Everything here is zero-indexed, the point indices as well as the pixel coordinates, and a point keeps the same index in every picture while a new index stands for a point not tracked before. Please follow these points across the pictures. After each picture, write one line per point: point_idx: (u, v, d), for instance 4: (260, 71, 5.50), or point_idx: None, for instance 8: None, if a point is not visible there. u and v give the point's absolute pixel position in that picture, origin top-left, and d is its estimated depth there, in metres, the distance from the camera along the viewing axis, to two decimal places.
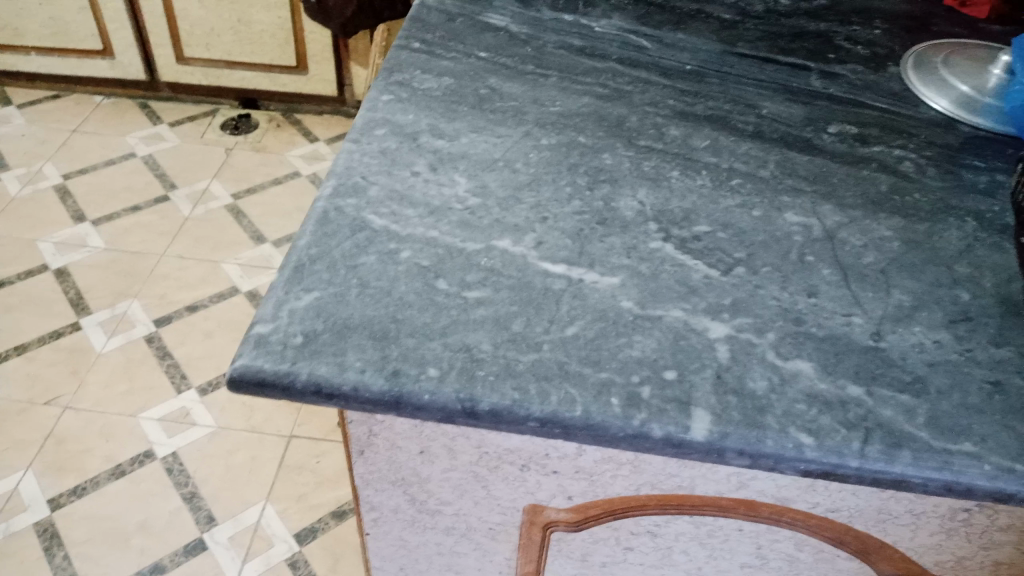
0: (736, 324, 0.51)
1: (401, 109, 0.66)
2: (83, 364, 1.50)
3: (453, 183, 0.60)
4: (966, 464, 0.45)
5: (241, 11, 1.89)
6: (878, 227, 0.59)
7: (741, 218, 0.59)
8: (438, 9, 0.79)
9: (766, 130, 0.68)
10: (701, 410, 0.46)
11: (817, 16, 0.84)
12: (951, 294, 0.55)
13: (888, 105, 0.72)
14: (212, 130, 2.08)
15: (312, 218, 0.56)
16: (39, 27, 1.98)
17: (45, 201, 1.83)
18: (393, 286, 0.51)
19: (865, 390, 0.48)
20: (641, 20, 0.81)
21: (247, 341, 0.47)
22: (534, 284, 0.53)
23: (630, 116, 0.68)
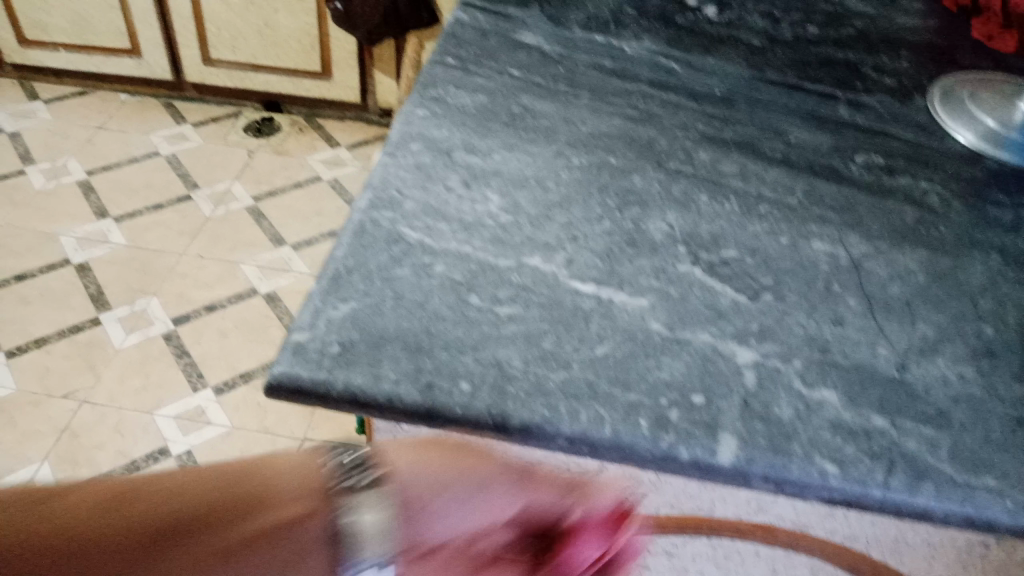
0: (763, 350, 0.52)
1: (435, 123, 0.67)
2: (100, 359, 1.51)
3: (485, 200, 0.61)
4: (987, 499, 0.46)
5: (268, 16, 1.91)
6: (904, 259, 0.60)
7: (770, 245, 0.60)
8: (472, 25, 0.81)
9: (794, 157, 0.69)
10: (728, 436, 0.47)
11: (845, 45, 0.85)
12: (974, 329, 0.56)
13: (915, 136, 0.73)
14: (235, 132, 2.10)
15: (348, 229, 0.57)
16: (68, 24, 2.01)
17: (68, 196, 1.85)
18: (427, 299, 0.53)
19: (889, 422, 0.49)
20: (671, 43, 0.82)
21: (285, 349, 0.49)
22: (564, 302, 0.54)
23: (660, 138, 0.69)
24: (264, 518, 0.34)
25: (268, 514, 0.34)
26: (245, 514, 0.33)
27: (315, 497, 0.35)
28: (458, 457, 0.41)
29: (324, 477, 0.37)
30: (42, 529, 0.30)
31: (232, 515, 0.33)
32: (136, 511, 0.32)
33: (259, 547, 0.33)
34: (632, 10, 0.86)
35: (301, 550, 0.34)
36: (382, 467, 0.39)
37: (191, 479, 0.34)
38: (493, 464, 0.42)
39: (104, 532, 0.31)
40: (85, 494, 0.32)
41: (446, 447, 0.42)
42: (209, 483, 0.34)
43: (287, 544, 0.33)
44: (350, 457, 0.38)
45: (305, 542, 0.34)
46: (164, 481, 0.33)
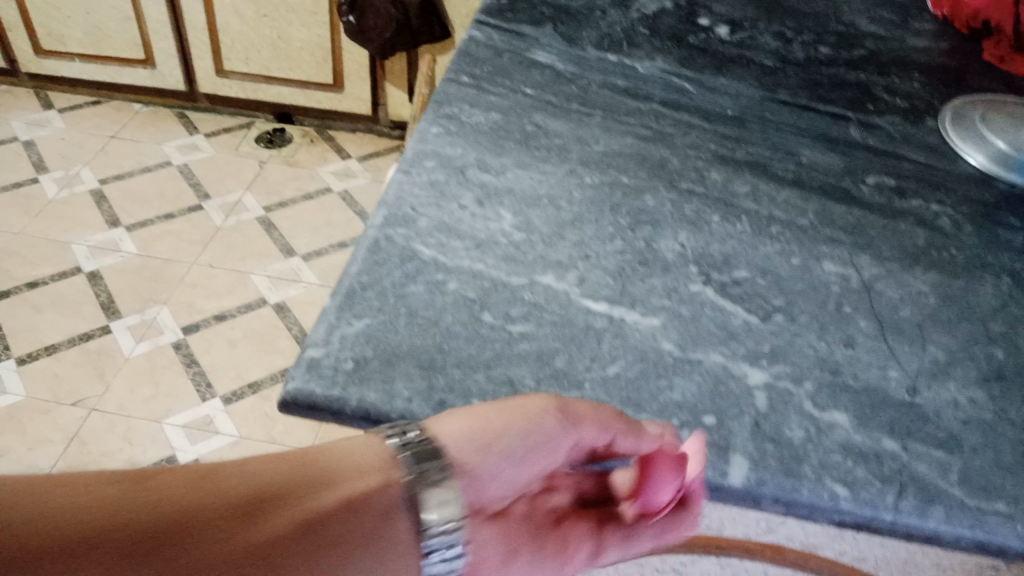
0: (774, 371, 0.52)
1: (449, 141, 0.68)
2: (110, 367, 1.52)
3: (498, 218, 0.61)
4: (998, 524, 0.46)
5: (281, 28, 1.92)
6: (915, 282, 0.60)
7: (781, 265, 0.60)
8: (486, 43, 0.81)
9: (806, 178, 0.69)
10: (739, 457, 0.47)
11: (857, 66, 0.85)
12: (985, 352, 0.56)
13: (926, 158, 0.73)
14: (247, 142, 2.12)
15: (363, 246, 0.57)
16: (84, 34, 2.03)
17: (80, 205, 1.86)
18: (441, 316, 0.53)
19: (900, 445, 0.49)
20: (683, 63, 0.82)
21: (300, 365, 0.49)
22: (576, 321, 0.54)
23: (672, 158, 0.70)
24: (327, 495, 0.42)
25: (332, 490, 0.42)
26: (309, 494, 0.42)
27: (380, 470, 0.43)
28: (501, 413, 0.45)
29: (385, 451, 0.43)
30: (155, 501, 0.39)
31: (301, 493, 0.41)
32: (224, 489, 0.40)
33: (323, 518, 0.41)
34: (645, 30, 0.87)
35: (360, 518, 0.41)
36: (429, 441, 0.43)
37: (268, 466, 0.42)
38: (533, 414, 0.45)
39: (203, 505, 0.39)
40: (185, 476, 0.41)
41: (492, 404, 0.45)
42: (282, 469, 0.42)
43: (347, 515, 0.41)
44: (397, 434, 0.43)
45: (363, 510, 0.42)
46: (246, 468, 0.42)
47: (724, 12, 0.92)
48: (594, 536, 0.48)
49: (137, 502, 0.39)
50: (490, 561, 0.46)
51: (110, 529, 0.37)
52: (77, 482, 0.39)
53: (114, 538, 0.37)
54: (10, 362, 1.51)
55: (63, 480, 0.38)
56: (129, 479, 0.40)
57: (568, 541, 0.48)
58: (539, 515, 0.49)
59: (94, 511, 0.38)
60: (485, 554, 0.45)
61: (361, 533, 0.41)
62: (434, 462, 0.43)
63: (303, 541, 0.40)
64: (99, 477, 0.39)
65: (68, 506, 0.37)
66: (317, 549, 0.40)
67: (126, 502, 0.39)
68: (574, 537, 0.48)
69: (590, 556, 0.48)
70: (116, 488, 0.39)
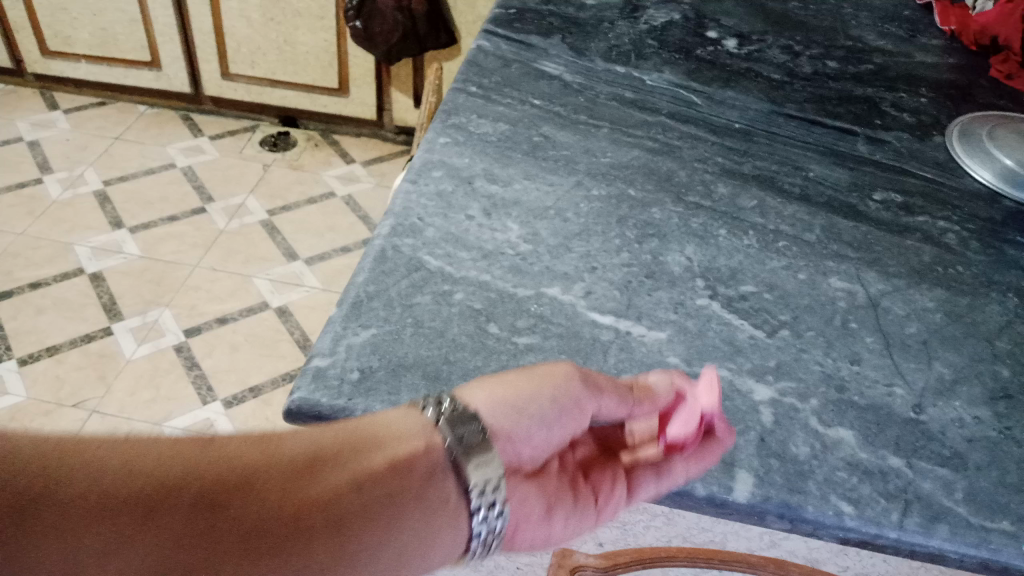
0: (780, 387, 0.52)
1: (457, 152, 0.68)
2: (111, 370, 1.52)
3: (505, 229, 0.61)
4: (1003, 543, 0.45)
5: (288, 32, 1.93)
6: (921, 298, 0.60)
7: (787, 280, 0.60)
8: (495, 53, 0.82)
9: (813, 193, 0.69)
10: (744, 472, 0.47)
11: (864, 81, 0.85)
12: (991, 370, 0.55)
13: (933, 174, 0.73)
14: (251, 145, 2.12)
15: (370, 255, 0.57)
16: (91, 36, 2.04)
17: (84, 206, 1.86)
18: (447, 327, 0.53)
19: (905, 462, 0.49)
20: (691, 75, 0.82)
21: (305, 374, 0.49)
22: (582, 333, 0.54)
23: (679, 171, 0.70)
24: (382, 455, 0.40)
25: (386, 450, 0.40)
26: (369, 452, 0.40)
27: (425, 435, 0.42)
28: (526, 377, 0.45)
29: (423, 421, 0.42)
30: (214, 461, 0.37)
31: (359, 453, 0.40)
32: (284, 449, 0.38)
33: (382, 477, 0.39)
34: (654, 42, 0.87)
35: (420, 479, 0.40)
36: (461, 407, 0.42)
37: (322, 428, 0.40)
38: (559, 378, 0.45)
39: (264, 460, 0.38)
40: (241, 440, 0.39)
41: (515, 372, 0.45)
42: (337, 431, 0.40)
43: (404, 474, 0.40)
44: (430, 404, 0.43)
45: (420, 472, 0.40)
46: (301, 430, 0.40)
47: (732, 25, 0.93)
48: (627, 481, 0.46)
49: (197, 461, 0.37)
50: (531, 519, 0.43)
51: (173, 488, 0.35)
52: (131, 442, 0.36)
53: (178, 497, 0.35)
54: (11, 363, 1.51)
55: (118, 440, 0.36)
56: (186, 440, 0.38)
57: (601, 493, 0.45)
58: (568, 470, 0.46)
59: (151, 469, 0.35)
60: (526, 513, 0.42)
61: (420, 494, 0.40)
62: (469, 426, 0.42)
63: (366, 499, 0.38)
64: (163, 436, 0.37)
65: (140, 458, 0.36)
66: (379, 508, 0.38)
67: (186, 459, 0.36)
68: (605, 486, 0.45)
69: (624, 503, 0.45)
70: (175, 446, 0.37)
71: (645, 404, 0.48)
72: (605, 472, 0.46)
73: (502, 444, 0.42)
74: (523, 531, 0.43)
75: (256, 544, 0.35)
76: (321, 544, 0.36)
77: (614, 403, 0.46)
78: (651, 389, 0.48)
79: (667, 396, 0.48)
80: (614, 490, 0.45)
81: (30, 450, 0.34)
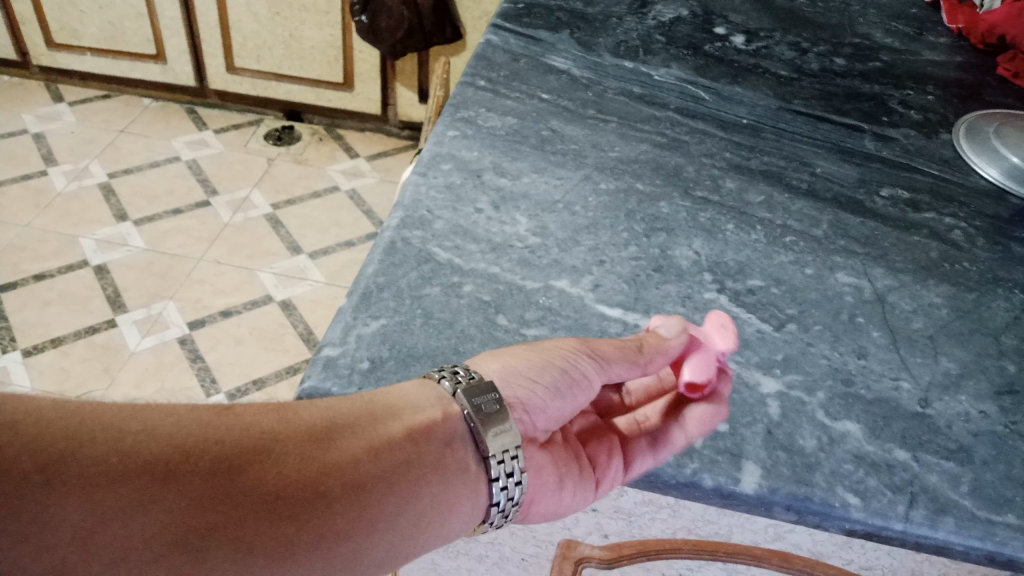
0: (788, 380, 0.53)
1: (465, 145, 0.69)
2: (116, 362, 1.52)
3: (514, 222, 0.62)
4: (1009, 536, 0.46)
5: (294, 27, 1.93)
6: (927, 294, 0.61)
7: (795, 275, 0.61)
8: (503, 48, 0.82)
9: (820, 189, 0.69)
10: (751, 464, 0.47)
11: (871, 78, 0.85)
12: (997, 365, 0.56)
13: (939, 171, 0.74)
14: (256, 139, 2.13)
15: (380, 247, 0.58)
16: (97, 29, 2.04)
17: (89, 199, 1.87)
18: (456, 318, 0.53)
19: (911, 456, 0.49)
20: (699, 71, 0.83)
21: (316, 363, 0.49)
22: (590, 326, 0.54)
23: (687, 166, 0.70)
24: (398, 425, 0.44)
25: (400, 420, 0.44)
26: (385, 422, 0.43)
27: (442, 405, 0.46)
28: (536, 350, 0.49)
29: (441, 392, 0.46)
30: (234, 429, 0.40)
31: (377, 424, 0.43)
32: (301, 419, 0.41)
33: (397, 445, 0.43)
34: (662, 38, 0.87)
35: (438, 448, 0.44)
36: (478, 378, 0.46)
37: (338, 399, 0.44)
38: (565, 350, 0.48)
39: (284, 429, 0.40)
40: (258, 410, 0.42)
41: (525, 346, 0.49)
42: (353, 401, 0.44)
43: (420, 443, 0.43)
44: (447, 376, 0.47)
45: (433, 442, 0.44)
46: (318, 402, 0.43)
47: (740, 22, 0.93)
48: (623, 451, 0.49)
49: (218, 429, 0.39)
50: (544, 489, 0.48)
51: (198, 452, 0.38)
52: (151, 410, 0.39)
53: (203, 461, 0.37)
54: (16, 355, 1.52)
55: (139, 409, 0.39)
56: (203, 409, 0.40)
57: (599, 462, 0.49)
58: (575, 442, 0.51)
59: (173, 435, 0.38)
60: (540, 481, 0.47)
61: (436, 461, 0.44)
62: (487, 396, 0.45)
63: (382, 466, 0.42)
64: (184, 406, 0.40)
65: (164, 426, 0.38)
66: (394, 475, 0.42)
67: (207, 427, 0.39)
68: (603, 456, 0.49)
69: (621, 474, 0.49)
70: (194, 415, 0.39)
71: (655, 359, 0.51)
72: (604, 443, 0.50)
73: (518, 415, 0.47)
74: (539, 496, 0.48)
75: (280, 504, 0.38)
76: (340, 506, 0.40)
77: (620, 365, 0.50)
78: (659, 343, 0.52)
79: (674, 348, 0.52)
80: (612, 461, 0.48)
81: (60, 414, 0.36)
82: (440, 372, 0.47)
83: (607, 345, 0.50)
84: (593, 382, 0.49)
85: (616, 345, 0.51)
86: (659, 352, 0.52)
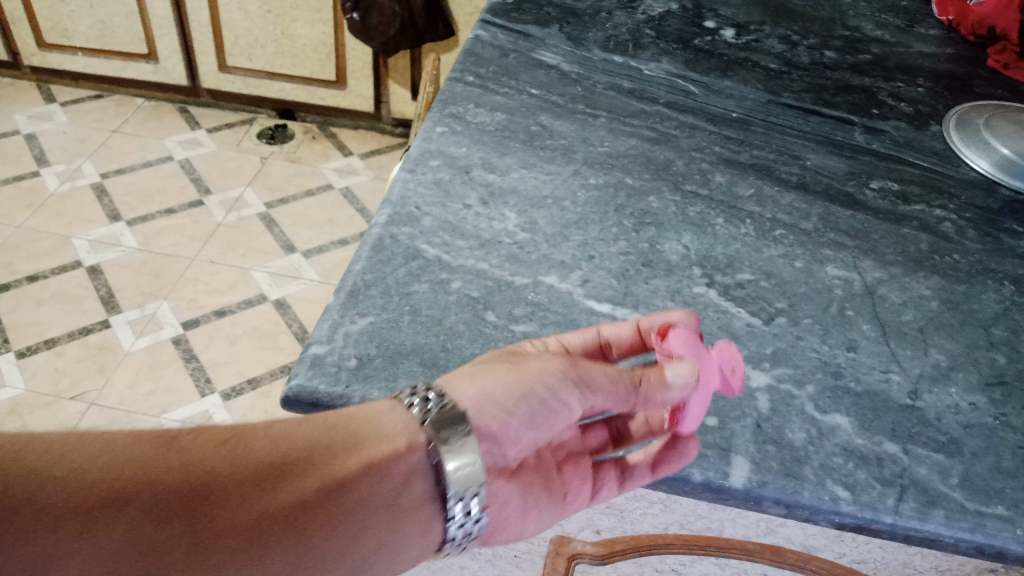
0: (777, 374, 0.52)
1: (454, 141, 0.68)
2: (111, 362, 1.52)
3: (503, 218, 0.61)
4: (998, 528, 0.46)
5: (286, 25, 1.92)
6: (917, 286, 0.60)
7: (784, 268, 0.60)
8: (493, 43, 0.82)
9: (810, 182, 0.69)
10: (740, 458, 0.47)
11: (862, 71, 0.85)
12: (987, 357, 0.56)
13: (929, 163, 0.73)
14: (249, 138, 2.12)
15: (368, 244, 0.57)
16: (88, 29, 2.03)
17: (83, 200, 1.86)
18: (444, 315, 0.53)
19: (901, 448, 0.49)
20: (689, 65, 0.82)
21: (303, 361, 0.49)
22: (579, 321, 0.54)
23: (677, 160, 0.70)
24: (354, 459, 0.43)
25: (360, 453, 0.43)
26: (341, 457, 0.42)
27: (409, 434, 0.44)
28: (521, 371, 0.46)
29: (409, 419, 0.44)
30: (172, 469, 0.39)
31: (332, 459, 0.42)
32: (246, 456, 0.41)
33: (350, 483, 0.42)
34: (652, 32, 0.87)
35: (397, 483, 0.43)
36: (449, 407, 0.44)
37: (297, 425, 0.43)
38: (548, 376, 0.46)
39: (229, 467, 0.40)
40: (206, 438, 0.41)
41: (507, 364, 0.46)
42: (310, 430, 0.43)
43: (376, 479, 0.43)
44: (417, 400, 0.45)
45: (391, 477, 0.43)
46: (272, 432, 0.42)
47: (730, 15, 0.93)
48: (595, 478, 0.50)
49: (158, 465, 0.39)
50: (509, 517, 0.48)
51: (129, 496, 0.38)
52: (87, 446, 0.38)
53: (134, 505, 0.37)
54: (10, 355, 1.51)
55: (75, 446, 0.38)
56: (146, 443, 0.40)
57: (571, 487, 0.50)
58: (551, 459, 0.51)
59: (105, 478, 0.38)
60: (506, 516, 0.47)
61: (390, 497, 0.43)
62: (454, 428, 0.44)
63: (329, 507, 0.41)
64: (130, 436, 0.40)
65: (102, 462, 0.38)
66: (339, 517, 0.42)
67: (147, 464, 0.39)
68: (575, 482, 0.50)
69: (589, 499, 0.50)
70: (133, 453, 0.39)
71: (651, 398, 0.46)
72: (580, 467, 0.50)
73: (487, 444, 0.45)
74: (505, 525, 0.48)
75: (211, 551, 0.38)
76: (277, 552, 0.40)
77: (607, 396, 0.47)
78: (663, 386, 0.46)
79: (679, 393, 0.46)
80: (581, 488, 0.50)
81: None
82: (412, 391, 0.45)
83: (600, 372, 0.47)
84: (574, 409, 0.47)
85: (611, 372, 0.47)
86: (659, 392, 0.46)
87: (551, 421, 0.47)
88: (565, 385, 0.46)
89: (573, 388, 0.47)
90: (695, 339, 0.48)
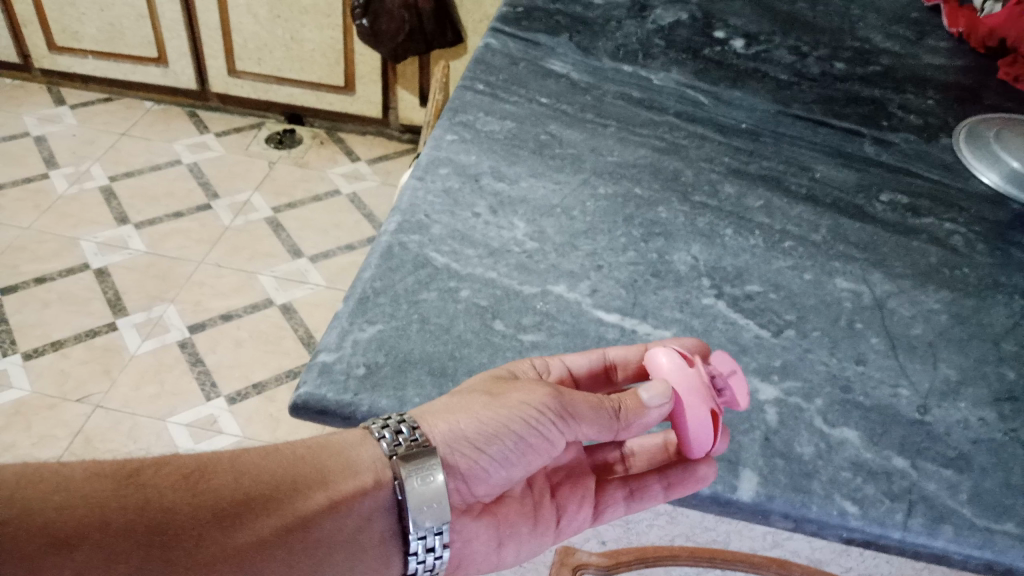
0: (786, 387, 0.52)
1: (464, 149, 0.68)
2: (116, 364, 1.52)
3: (511, 227, 0.61)
4: (1008, 545, 0.45)
5: (295, 29, 1.93)
6: (927, 299, 0.60)
7: (793, 280, 0.60)
8: (502, 52, 0.82)
9: (819, 194, 0.69)
10: (748, 471, 0.47)
11: (871, 82, 0.85)
12: (996, 372, 0.55)
13: (939, 176, 0.73)
14: (257, 142, 2.13)
15: (376, 251, 0.57)
16: (98, 32, 2.04)
17: (91, 202, 1.87)
18: (453, 323, 0.53)
19: (910, 463, 0.49)
20: (698, 75, 0.83)
21: (311, 368, 0.49)
22: (587, 332, 0.54)
23: (686, 170, 0.70)
24: (320, 495, 0.47)
25: (326, 490, 0.47)
26: (303, 495, 0.46)
27: (375, 472, 0.48)
28: (499, 406, 0.48)
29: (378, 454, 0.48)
30: (133, 506, 0.42)
31: (295, 498, 0.46)
32: (208, 492, 0.44)
33: (313, 519, 0.46)
34: (661, 42, 0.87)
35: (359, 519, 0.48)
36: (420, 446, 0.47)
37: (264, 461, 0.47)
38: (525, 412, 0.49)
39: (192, 504, 0.43)
40: (168, 472, 0.44)
41: (485, 394, 0.48)
42: (277, 467, 0.46)
43: (339, 515, 0.47)
44: (388, 432, 0.47)
45: (355, 512, 0.48)
46: (237, 465, 0.46)
47: (740, 25, 0.93)
48: (596, 501, 0.55)
49: (119, 502, 0.41)
50: (492, 545, 0.54)
51: (87, 533, 0.40)
52: (49, 481, 0.40)
53: (92, 541, 0.40)
54: (15, 357, 1.52)
55: (33, 485, 0.40)
56: (107, 479, 0.42)
57: (568, 509, 0.55)
58: (545, 483, 0.56)
59: (62, 515, 0.40)
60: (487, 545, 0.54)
61: (351, 531, 0.47)
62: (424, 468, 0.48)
63: (290, 542, 0.45)
64: (91, 472, 0.42)
65: (61, 497, 0.40)
66: (299, 550, 0.46)
67: (109, 500, 0.41)
68: (573, 505, 0.55)
69: (589, 520, 0.55)
70: (94, 491, 0.41)
71: (633, 424, 0.49)
72: (576, 491, 0.55)
73: (459, 482, 0.50)
74: (498, 548, 0.55)
75: None
76: None
77: (591, 427, 0.50)
78: (641, 409, 0.48)
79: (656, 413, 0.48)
80: (579, 512, 0.55)
81: None
82: (384, 423, 0.47)
83: (582, 404, 0.49)
84: (554, 438, 0.50)
85: (593, 402, 0.50)
86: (638, 416, 0.48)
87: (525, 448, 0.50)
88: (543, 421, 0.50)
89: (555, 419, 0.50)
90: (681, 361, 0.48)
